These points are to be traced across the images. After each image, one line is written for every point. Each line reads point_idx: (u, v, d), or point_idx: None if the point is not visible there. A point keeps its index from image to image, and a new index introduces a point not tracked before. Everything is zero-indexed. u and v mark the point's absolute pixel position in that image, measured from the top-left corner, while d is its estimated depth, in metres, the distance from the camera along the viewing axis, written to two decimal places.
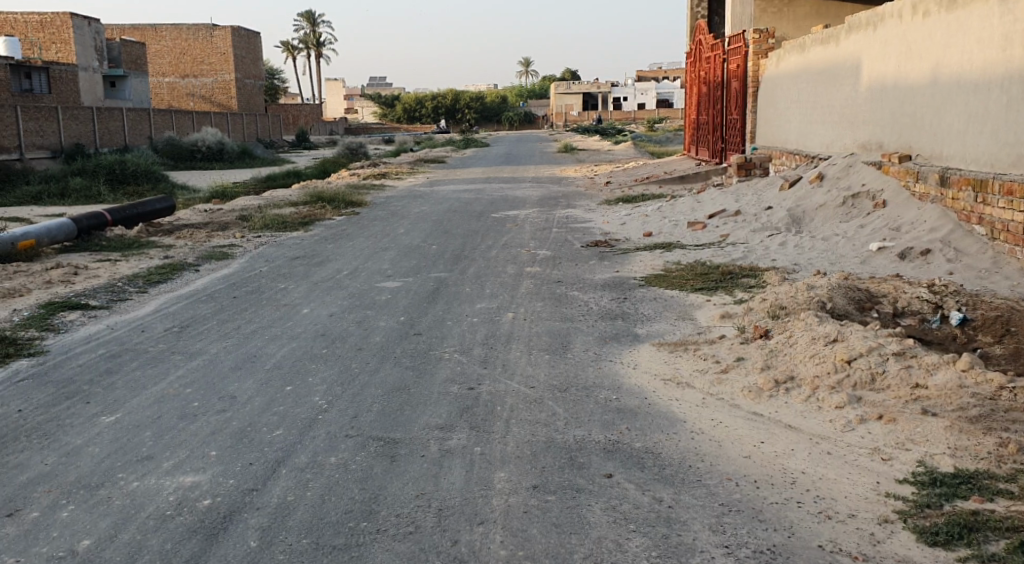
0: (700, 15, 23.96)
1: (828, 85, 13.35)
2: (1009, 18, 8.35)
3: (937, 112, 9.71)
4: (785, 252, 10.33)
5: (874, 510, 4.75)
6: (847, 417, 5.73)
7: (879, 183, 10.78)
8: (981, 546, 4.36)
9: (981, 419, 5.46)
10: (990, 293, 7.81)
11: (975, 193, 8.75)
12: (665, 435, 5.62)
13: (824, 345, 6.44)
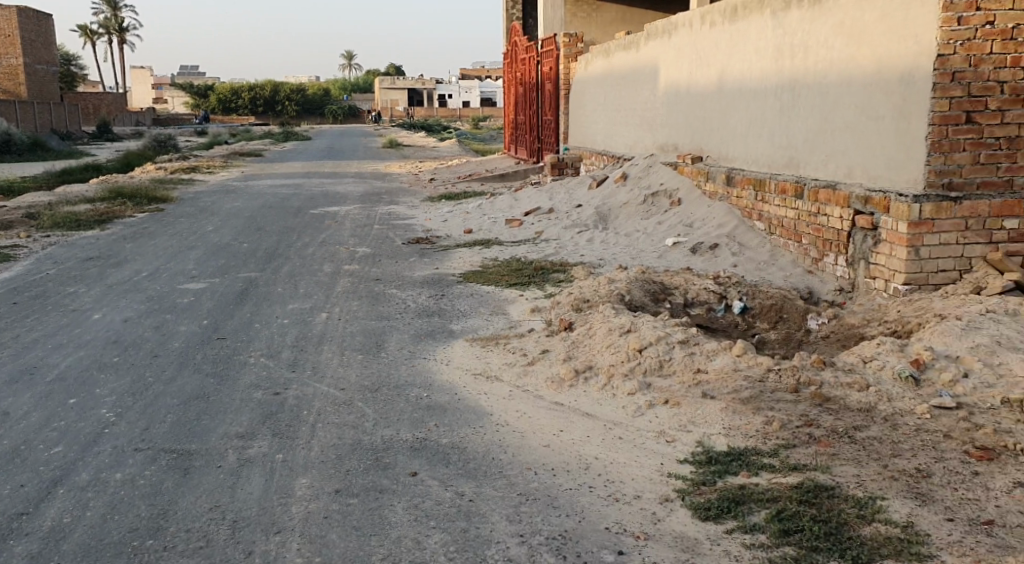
0: (514, 17, 24.45)
1: (628, 89, 14.03)
2: (779, 32, 8.90)
3: (724, 116, 10.39)
4: (593, 247, 10.77)
5: (657, 491, 4.88)
6: (638, 402, 5.98)
7: (675, 183, 11.41)
8: (745, 517, 4.45)
9: (752, 399, 5.62)
10: (767, 284, 8.32)
11: (755, 193, 9.46)
12: (472, 430, 5.75)
13: (619, 335, 6.76)
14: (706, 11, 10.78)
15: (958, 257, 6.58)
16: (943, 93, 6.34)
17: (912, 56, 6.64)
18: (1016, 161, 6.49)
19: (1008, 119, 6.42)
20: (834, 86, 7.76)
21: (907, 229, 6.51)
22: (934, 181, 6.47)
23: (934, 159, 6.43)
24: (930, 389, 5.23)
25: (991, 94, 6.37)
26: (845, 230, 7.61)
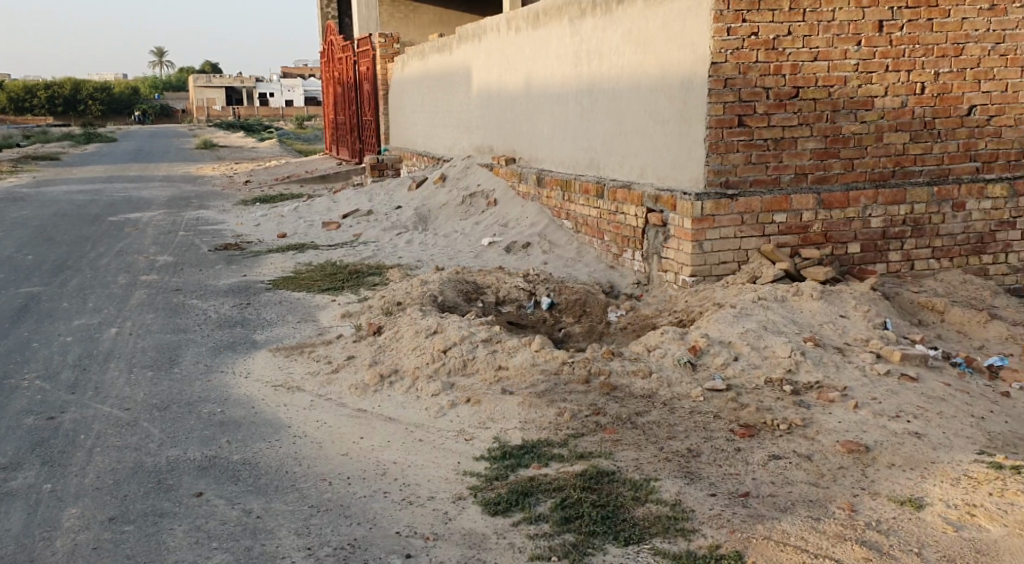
0: (330, 16, 24.11)
1: (444, 92, 14.12)
2: (576, 39, 9.21)
3: (532, 119, 10.63)
4: (411, 250, 10.75)
5: (451, 490, 4.79)
6: (441, 403, 5.81)
7: (491, 184, 11.57)
8: (531, 508, 4.43)
9: (547, 393, 5.68)
10: (573, 280, 8.38)
11: (563, 193, 9.68)
12: (266, 444, 5.52)
13: (425, 337, 6.64)
14: (512, 17, 11.00)
15: (736, 250, 7.02)
16: (716, 98, 6.74)
17: (690, 63, 7.00)
18: (783, 161, 6.94)
19: (774, 122, 6.86)
20: (626, 90, 8.09)
21: (691, 225, 6.89)
22: (712, 179, 6.87)
23: (712, 160, 6.83)
24: (704, 372, 5.55)
25: (758, 99, 6.80)
26: (640, 227, 7.88)
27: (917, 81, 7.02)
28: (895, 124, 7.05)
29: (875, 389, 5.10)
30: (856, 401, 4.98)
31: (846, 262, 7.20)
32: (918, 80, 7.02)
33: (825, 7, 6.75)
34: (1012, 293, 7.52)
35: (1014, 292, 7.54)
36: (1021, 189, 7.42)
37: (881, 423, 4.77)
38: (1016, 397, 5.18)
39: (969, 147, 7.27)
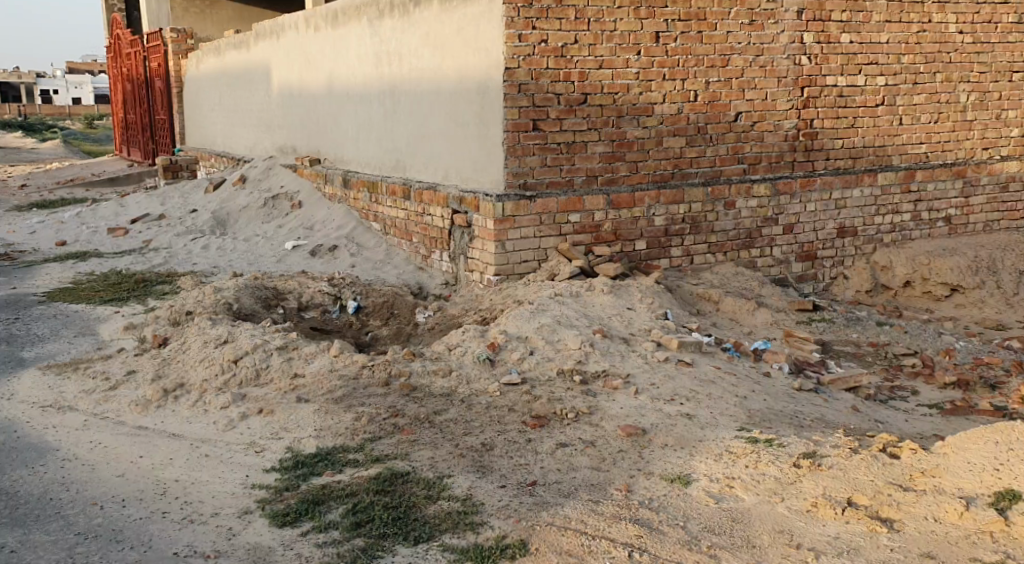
0: (116, 9, 22.95)
1: (244, 90, 13.74)
2: (375, 39, 9.23)
3: (336, 120, 10.53)
4: (207, 256, 10.29)
5: (237, 504, 4.58)
6: (230, 415, 5.61)
7: (296, 185, 11.35)
8: (321, 516, 4.39)
9: (344, 398, 5.67)
10: (381, 282, 8.40)
11: (370, 195, 9.57)
12: (30, 470, 5.06)
13: (214, 348, 6.39)
14: (310, 15, 10.86)
15: (536, 249, 7.28)
16: (511, 103, 6.96)
17: (484, 67, 7.21)
18: (575, 164, 7.29)
19: (566, 127, 7.19)
20: (426, 93, 8.23)
21: (493, 226, 7.08)
22: (511, 181, 7.10)
23: (510, 162, 7.06)
24: (502, 368, 5.79)
25: (550, 104, 7.10)
26: (447, 228, 7.98)
27: (691, 89, 7.58)
28: (673, 129, 7.59)
29: (655, 374, 5.65)
30: (636, 387, 5.49)
31: (634, 258, 7.63)
32: (691, 88, 7.58)
33: (607, 17, 7.15)
34: (777, 283, 8.34)
35: (778, 282, 8.36)
36: (781, 189, 8.16)
37: (657, 407, 5.26)
38: (775, 376, 5.99)
39: (737, 150, 7.93)
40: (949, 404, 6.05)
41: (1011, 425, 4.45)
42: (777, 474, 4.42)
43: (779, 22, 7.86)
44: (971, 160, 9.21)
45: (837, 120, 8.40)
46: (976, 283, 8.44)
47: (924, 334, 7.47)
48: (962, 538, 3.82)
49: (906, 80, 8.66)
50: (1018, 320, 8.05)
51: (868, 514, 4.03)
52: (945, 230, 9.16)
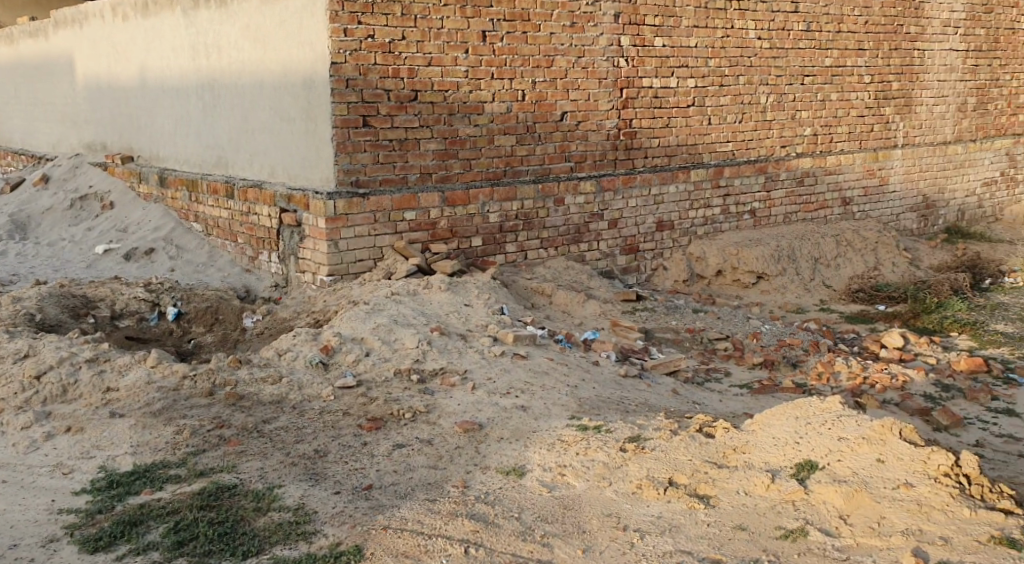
0: None
1: (41, 84, 12.29)
2: (191, 31, 8.73)
3: (150, 115, 9.80)
4: (4, 263, 8.90)
5: (42, 533, 4.25)
6: (32, 436, 5.19)
7: (106, 185, 10.15)
8: (139, 538, 4.17)
9: (164, 411, 5.39)
10: (204, 286, 7.93)
11: (189, 193, 8.93)
12: None
13: (13, 363, 5.87)
14: (115, 2, 10.00)
15: (370, 248, 7.16)
16: (339, 98, 6.80)
17: (310, 62, 6.99)
18: (408, 161, 7.21)
19: (396, 124, 7.09)
20: (249, 87, 7.89)
21: (325, 225, 6.89)
22: (342, 179, 6.93)
23: (340, 159, 6.88)
24: (336, 371, 5.83)
25: (379, 101, 6.99)
26: (275, 228, 7.67)
27: (518, 89, 7.67)
28: (503, 128, 7.65)
29: (491, 369, 5.99)
30: (473, 383, 5.80)
31: (470, 255, 7.66)
32: (519, 88, 7.68)
33: (434, 14, 7.11)
34: (604, 276, 8.51)
35: (605, 275, 8.53)
36: (605, 186, 8.33)
37: (493, 401, 5.64)
38: (603, 363, 6.64)
39: (564, 149, 8.09)
40: (756, 383, 6.85)
41: (805, 403, 5.29)
42: (606, 460, 4.97)
43: (598, 25, 8.06)
44: (770, 157, 9.60)
45: (654, 120, 8.64)
46: (777, 270, 9.02)
47: (735, 318, 8.13)
48: (768, 507, 4.48)
49: (712, 83, 8.99)
50: (815, 304, 8.83)
51: (688, 492, 4.65)
52: (750, 222, 9.52)
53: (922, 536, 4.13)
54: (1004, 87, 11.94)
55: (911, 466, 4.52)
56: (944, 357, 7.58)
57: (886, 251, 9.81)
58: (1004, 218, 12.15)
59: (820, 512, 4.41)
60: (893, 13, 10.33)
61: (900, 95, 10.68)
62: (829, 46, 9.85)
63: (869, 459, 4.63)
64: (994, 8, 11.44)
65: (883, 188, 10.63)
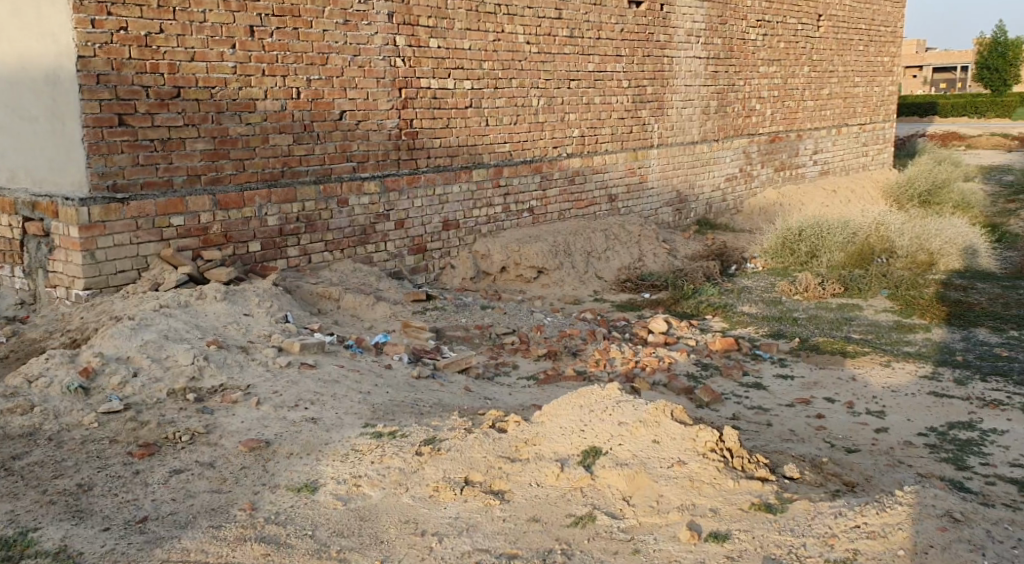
0: None
1: None
2: None
3: None
4: None
5: None
6: None
7: None
8: None
9: None
10: None
11: None
12: None
13: None
14: None
15: (134, 257, 6.57)
16: (90, 95, 6.17)
17: (53, 55, 6.30)
18: (172, 162, 6.67)
19: (158, 122, 6.54)
20: None
21: (78, 234, 6.26)
22: (97, 183, 6.30)
23: (94, 162, 6.25)
24: (99, 396, 5.26)
25: (137, 98, 6.41)
26: (16, 238, 6.84)
27: (292, 86, 7.31)
28: (277, 127, 7.26)
29: (277, 383, 5.65)
30: (257, 398, 5.44)
31: (248, 261, 7.24)
32: (293, 86, 7.32)
33: (195, 7, 6.62)
34: (393, 277, 8.30)
35: (394, 276, 8.33)
36: (389, 186, 8.12)
37: (281, 416, 5.32)
38: (396, 366, 6.45)
39: (345, 149, 7.78)
40: (541, 374, 6.93)
41: (587, 392, 5.56)
42: (402, 465, 4.89)
43: (372, 24, 7.83)
44: (545, 157, 9.67)
45: (433, 120, 8.48)
46: (556, 264, 9.22)
47: (520, 312, 8.18)
48: (559, 497, 4.68)
49: (488, 85, 8.95)
50: (591, 295, 9.10)
51: (483, 490, 4.72)
52: (530, 220, 9.59)
53: (696, 509, 4.49)
54: (739, 94, 12.46)
55: (683, 444, 4.95)
56: (701, 338, 8.02)
57: (648, 243, 10.21)
58: (743, 210, 12.85)
59: (606, 495, 4.68)
60: (644, 22, 10.68)
61: (653, 100, 11.00)
62: (591, 52, 10.03)
63: (646, 442, 5.01)
64: (728, 19, 11.99)
65: (644, 186, 11.00)
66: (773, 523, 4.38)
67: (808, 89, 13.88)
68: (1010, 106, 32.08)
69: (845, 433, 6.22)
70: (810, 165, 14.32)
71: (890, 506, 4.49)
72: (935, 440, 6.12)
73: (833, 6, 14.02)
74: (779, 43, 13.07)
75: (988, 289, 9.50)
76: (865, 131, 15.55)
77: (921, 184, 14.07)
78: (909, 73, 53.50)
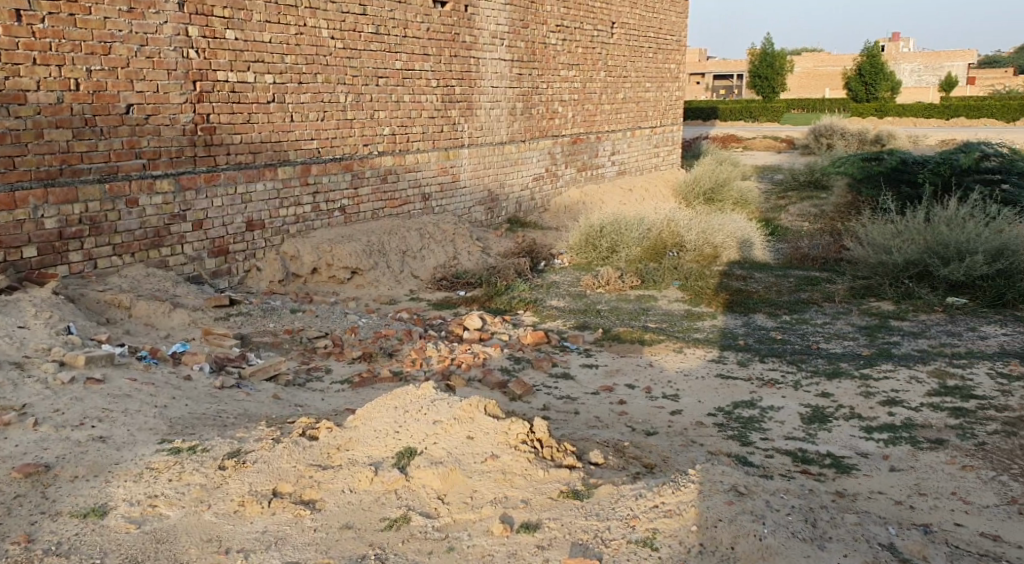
0: None
1: None
2: None
3: None
4: None
5: None
6: None
7: None
8: None
9: None
10: None
11: None
12: None
13: None
14: None
15: None
16: None
17: None
18: None
19: None
20: None
21: None
22: None
23: None
24: None
25: None
26: None
27: (69, 77, 6.79)
28: (54, 120, 6.74)
29: (58, 400, 5.20)
30: (35, 419, 4.97)
31: (23, 267, 6.69)
32: (71, 76, 6.81)
33: None
34: (192, 282, 7.82)
35: (193, 280, 7.84)
36: (185, 184, 7.67)
37: (63, 437, 4.89)
38: (196, 377, 6.06)
39: (134, 144, 7.28)
40: (356, 377, 6.71)
41: (401, 394, 5.56)
42: (204, 481, 4.65)
43: (161, 12, 7.38)
44: (354, 154, 9.41)
45: (233, 115, 8.07)
46: (370, 264, 8.97)
47: (332, 315, 7.92)
48: (373, 501, 4.64)
49: (290, 80, 8.61)
50: (407, 294, 8.96)
51: (293, 501, 4.58)
52: (342, 219, 9.33)
53: (508, 502, 4.63)
54: (542, 96, 12.64)
55: (496, 439, 5.06)
56: (514, 333, 8.05)
57: (462, 241, 10.14)
58: (549, 209, 12.98)
59: (420, 496, 4.69)
60: (449, 23, 10.62)
61: (462, 99, 10.96)
62: (397, 50, 9.87)
63: (460, 438, 5.09)
64: (530, 23, 12.14)
65: (456, 185, 10.93)
66: (580, 508, 4.59)
67: (604, 93, 14.31)
68: (778, 111, 34.35)
69: (644, 416, 6.44)
70: (608, 165, 14.73)
71: (684, 484, 4.85)
72: (722, 418, 6.42)
73: (625, 15, 14.56)
74: (577, 48, 13.38)
75: (764, 278, 10.09)
76: (655, 134, 16.20)
77: (704, 183, 14.86)
78: (692, 79, 56.02)
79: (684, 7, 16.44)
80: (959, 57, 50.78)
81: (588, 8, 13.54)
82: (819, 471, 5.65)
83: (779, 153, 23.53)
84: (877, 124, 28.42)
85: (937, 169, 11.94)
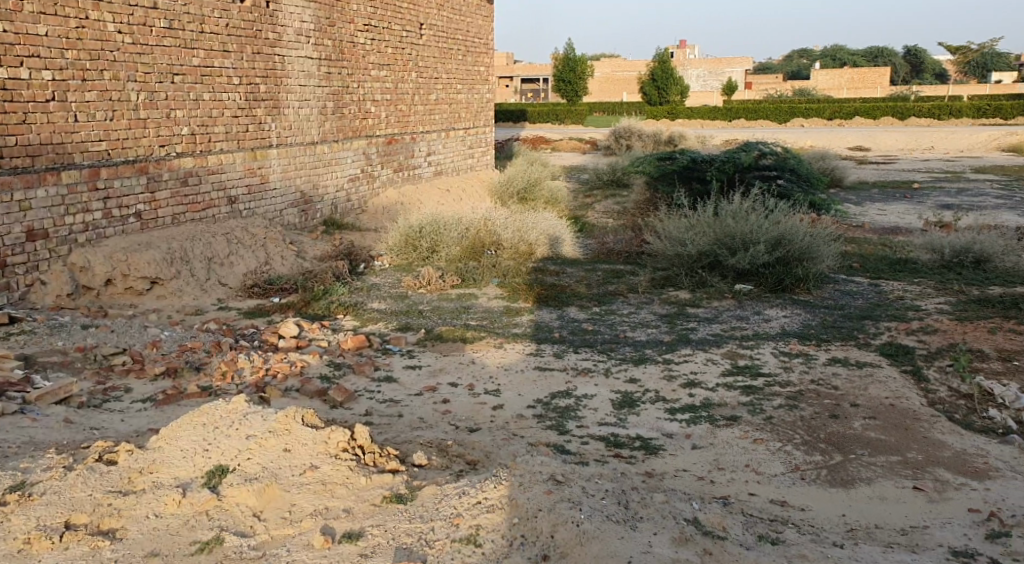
0: None
1: None
2: None
3: None
4: None
5: None
6: None
7: None
8: None
9: None
10: None
11: None
12: None
13: None
14: None
15: None
16: None
17: None
18: None
19: None
20: None
21: None
22: None
23: None
24: None
25: None
26: None
27: None
28: None
29: None
30: None
31: None
32: None
33: None
34: None
35: None
36: None
37: None
38: None
39: None
40: (160, 394, 6.26)
41: (210, 410, 5.26)
42: None
43: None
44: (149, 156, 8.82)
45: (5, 114, 7.40)
46: (171, 274, 8.51)
47: (130, 329, 7.35)
48: (181, 526, 4.38)
49: (73, 76, 7.97)
50: (213, 304, 8.55)
51: (89, 532, 4.30)
52: (137, 225, 8.71)
53: (329, 513, 4.48)
54: (353, 95, 12.36)
55: (315, 449, 4.90)
56: (333, 338, 7.78)
57: (274, 245, 9.73)
58: (367, 210, 12.68)
59: (234, 515, 4.47)
60: (250, 18, 10.17)
61: (267, 98, 10.54)
62: (193, 45, 9.35)
63: (276, 452, 4.88)
64: (337, 22, 11.85)
65: (265, 187, 10.48)
66: (403, 513, 4.50)
67: (416, 93, 14.18)
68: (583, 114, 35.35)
69: (467, 414, 6.35)
70: (424, 165, 14.61)
71: (506, 477, 4.84)
72: (541, 410, 6.42)
73: (433, 16, 14.50)
74: (386, 48, 13.18)
75: (576, 272, 10.27)
76: (469, 135, 16.21)
77: (518, 183, 15.00)
78: (500, 83, 56.60)
79: (490, 10, 16.57)
80: (738, 64, 53.96)
81: (396, 8, 13.37)
82: (630, 453, 5.76)
83: (586, 155, 24.15)
84: (670, 126, 29.66)
85: (722, 167, 12.78)
